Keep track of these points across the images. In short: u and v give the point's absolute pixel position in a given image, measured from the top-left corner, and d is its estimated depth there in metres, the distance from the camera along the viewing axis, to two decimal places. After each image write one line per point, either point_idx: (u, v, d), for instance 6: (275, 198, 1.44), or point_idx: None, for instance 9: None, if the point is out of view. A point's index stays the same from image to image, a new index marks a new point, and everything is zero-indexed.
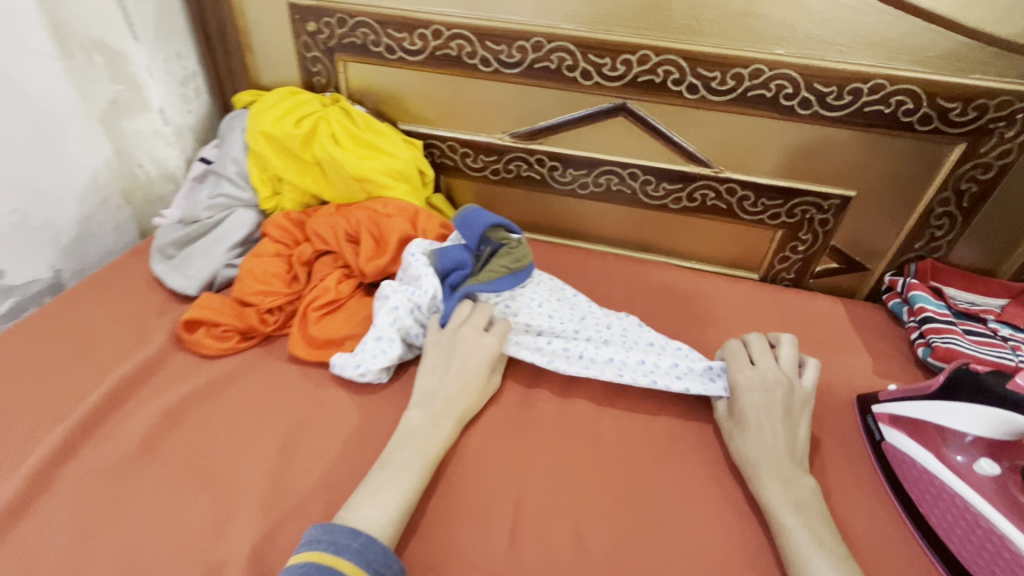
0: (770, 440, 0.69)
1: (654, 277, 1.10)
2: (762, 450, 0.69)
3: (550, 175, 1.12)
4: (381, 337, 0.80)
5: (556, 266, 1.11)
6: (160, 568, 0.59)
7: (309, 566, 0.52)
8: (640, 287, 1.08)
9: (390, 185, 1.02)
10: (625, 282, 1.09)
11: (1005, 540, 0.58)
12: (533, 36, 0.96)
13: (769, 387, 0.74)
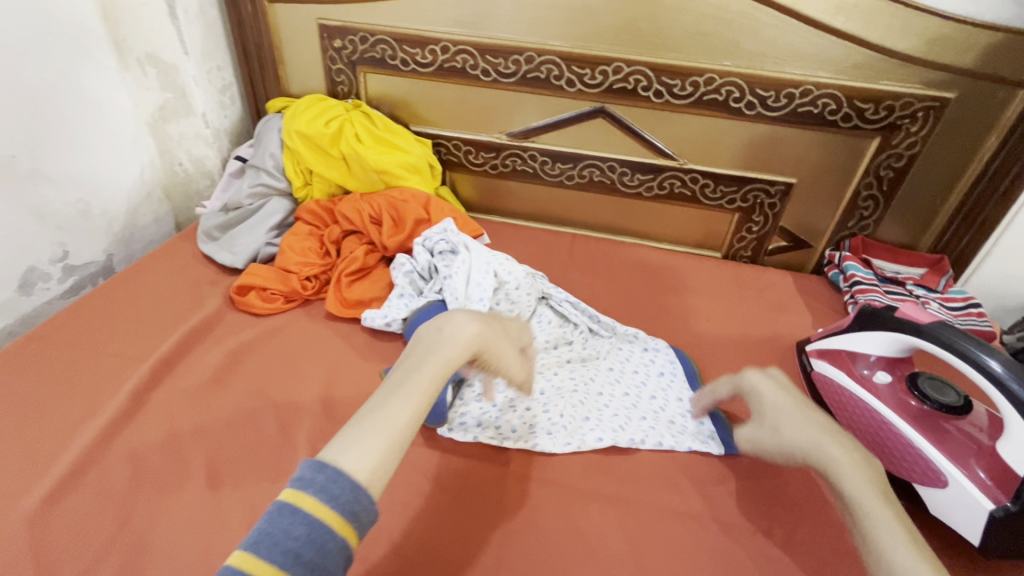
0: (814, 425, 0.69)
1: (632, 255, 1.28)
2: (800, 432, 0.69)
3: (540, 170, 1.31)
4: (402, 295, 0.98)
5: (548, 246, 1.29)
6: (236, 463, 0.75)
7: (284, 502, 0.48)
8: (620, 264, 1.26)
9: (405, 176, 1.20)
10: (607, 259, 1.27)
11: (888, 427, 0.76)
12: (526, 51, 1.15)
13: (801, 394, 0.75)
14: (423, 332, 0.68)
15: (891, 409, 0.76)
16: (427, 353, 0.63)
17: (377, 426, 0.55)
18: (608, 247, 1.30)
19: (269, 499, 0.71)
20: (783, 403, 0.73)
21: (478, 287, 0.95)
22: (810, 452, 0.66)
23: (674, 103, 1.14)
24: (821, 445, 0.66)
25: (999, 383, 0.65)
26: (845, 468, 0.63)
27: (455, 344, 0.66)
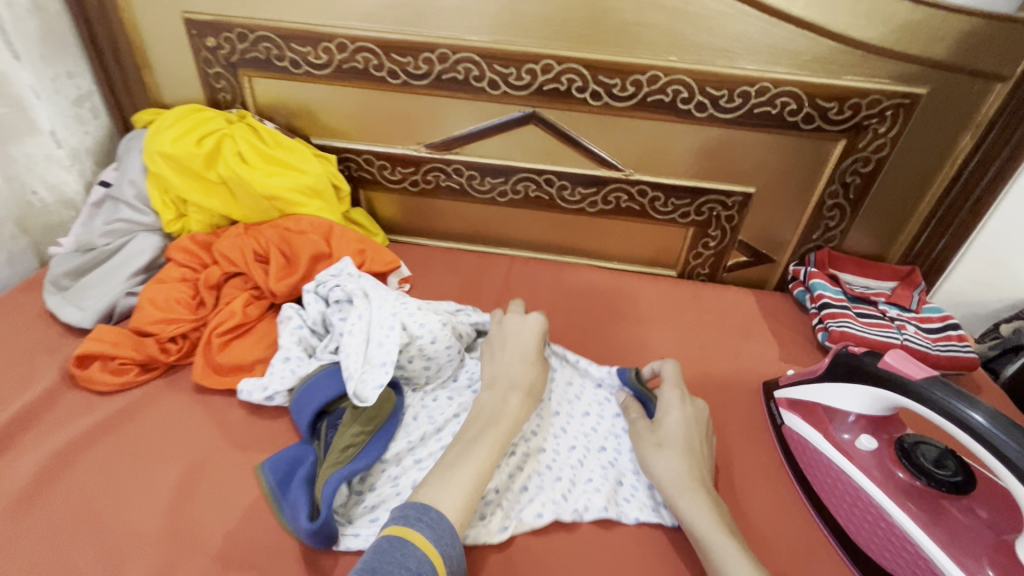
0: (691, 461, 0.69)
1: (577, 278, 1.12)
2: (674, 465, 0.69)
3: (468, 185, 1.13)
4: (289, 358, 0.80)
5: (480, 273, 1.12)
6: None
7: (390, 540, 0.54)
8: (564, 290, 1.09)
9: (301, 202, 1.00)
10: (549, 286, 1.10)
11: (883, 513, 0.64)
12: (438, 48, 0.96)
13: (691, 416, 0.75)
14: (483, 401, 0.73)
15: (880, 489, 0.66)
16: (499, 418, 0.70)
17: (456, 477, 0.61)
18: (550, 271, 1.14)
19: None
20: (677, 433, 0.73)
21: (381, 347, 0.78)
22: (675, 491, 0.67)
23: (613, 105, 0.98)
24: (687, 482, 0.67)
25: (1008, 463, 0.54)
26: (703, 509, 0.64)
27: (513, 410, 0.71)
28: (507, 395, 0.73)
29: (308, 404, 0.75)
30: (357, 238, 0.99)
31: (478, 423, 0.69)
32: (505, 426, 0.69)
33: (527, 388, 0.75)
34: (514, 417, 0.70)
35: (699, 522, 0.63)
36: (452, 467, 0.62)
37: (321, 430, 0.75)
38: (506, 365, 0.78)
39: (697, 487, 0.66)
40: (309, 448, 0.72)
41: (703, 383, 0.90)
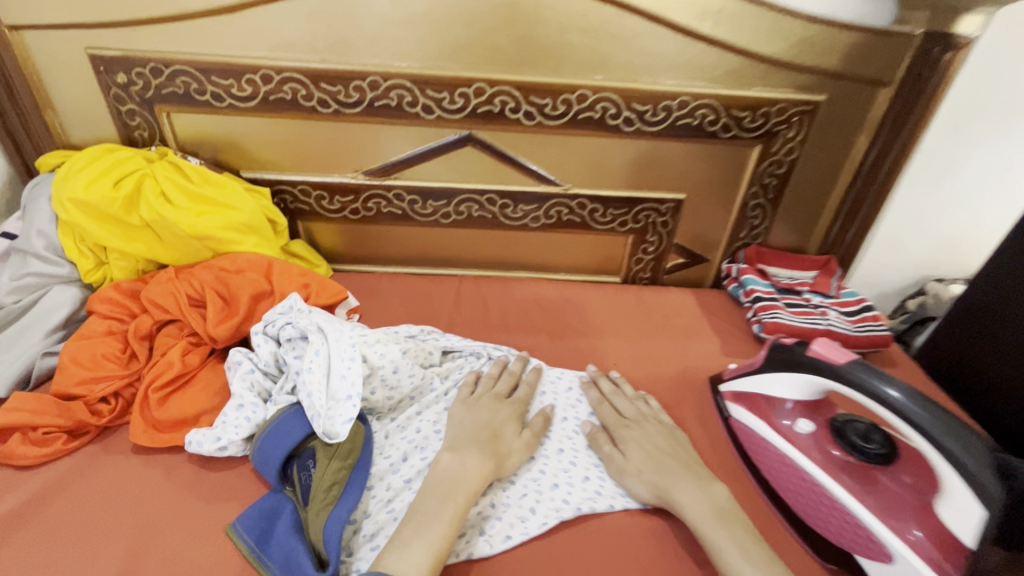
0: (647, 449, 0.78)
1: (527, 292, 1.15)
2: (640, 450, 0.78)
3: (413, 210, 1.13)
4: (242, 406, 0.80)
5: (431, 295, 1.13)
6: None
7: None
8: (514, 304, 1.12)
9: (237, 239, 0.96)
10: (499, 302, 1.12)
11: (825, 489, 0.70)
12: (368, 76, 0.96)
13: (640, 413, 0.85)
14: (441, 466, 0.72)
15: (820, 468, 0.72)
16: (457, 486, 0.69)
17: (423, 533, 0.64)
18: (499, 286, 1.16)
19: None
20: (643, 455, 0.77)
21: (342, 381, 0.81)
22: (636, 474, 0.76)
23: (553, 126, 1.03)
24: (652, 461, 0.76)
25: (930, 436, 0.60)
26: (661, 476, 0.74)
27: (474, 469, 0.72)
28: (501, 423, 0.80)
29: (275, 455, 0.76)
30: (299, 273, 0.99)
31: (432, 496, 0.68)
32: (467, 488, 0.70)
33: (507, 427, 0.80)
34: (473, 475, 0.71)
35: (666, 485, 0.73)
36: (415, 534, 0.63)
37: (291, 475, 0.78)
38: (469, 425, 0.79)
39: (672, 466, 0.75)
40: (283, 497, 0.76)
41: (654, 384, 0.94)
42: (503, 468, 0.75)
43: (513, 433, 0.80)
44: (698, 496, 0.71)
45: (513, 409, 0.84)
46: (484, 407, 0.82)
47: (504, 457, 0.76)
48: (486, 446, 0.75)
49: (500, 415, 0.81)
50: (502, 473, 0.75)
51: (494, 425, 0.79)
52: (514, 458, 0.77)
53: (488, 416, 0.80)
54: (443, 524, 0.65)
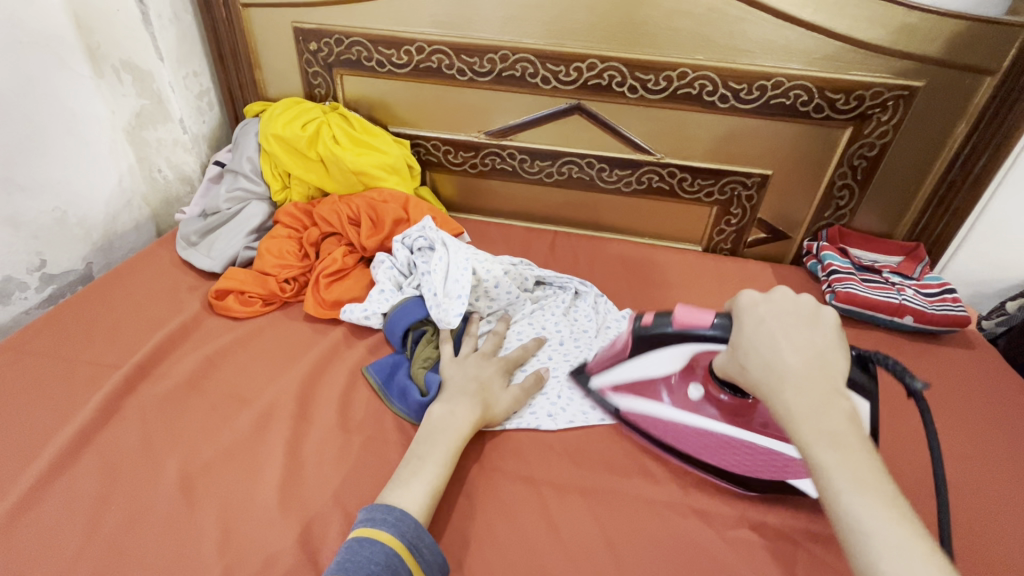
0: (864, 501, 0.44)
1: (978, 405, 0.85)
2: (824, 417, 0.48)
3: (878, 280, 0.99)
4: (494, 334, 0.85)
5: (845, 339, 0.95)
6: (350, 404, 0.74)
7: None
8: (976, 444, 0.80)
9: (659, 224, 1.15)
10: (948, 428, 0.82)
11: None
12: (874, 86, 0.91)
13: (826, 354, 0.53)
14: (431, 416, 0.66)
15: None
16: (445, 434, 0.63)
17: (423, 468, 0.60)
18: (958, 411, 0.85)
19: (379, 443, 0.69)
20: (866, 518, 0.44)
21: (521, 335, 0.86)
22: (807, 436, 0.48)
23: None
24: (834, 436, 0.47)
25: None
26: (856, 470, 0.46)
27: (463, 417, 0.66)
28: (489, 377, 0.73)
29: (393, 341, 0.81)
30: (703, 279, 1.05)
31: (427, 441, 0.63)
32: (457, 435, 0.64)
33: (495, 382, 0.73)
34: (462, 425, 0.65)
35: (842, 480, 0.45)
36: (414, 475, 0.59)
37: (412, 349, 0.80)
38: (459, 376, 0.72)
39: (896, 556, 0.42)
40: (400, 355, 0.79)
41: None
42: (490, 415, 0.70)
43: (501, 389, 0.73)
44: (890, 519, 0.44)
45: (500, 366, 0.76)
46: (475, 362, 0.75)
47: (490, 407, 0.70)
48: (474, 397, 0.69)
49: (489, 372, 0.74)
50: (489, 421, 0.70)
51: (482, 381, 0.72)
52: (502, 411, 0.71)
53: (478, 370, 0.73)
54: (436, 464, 0.61)
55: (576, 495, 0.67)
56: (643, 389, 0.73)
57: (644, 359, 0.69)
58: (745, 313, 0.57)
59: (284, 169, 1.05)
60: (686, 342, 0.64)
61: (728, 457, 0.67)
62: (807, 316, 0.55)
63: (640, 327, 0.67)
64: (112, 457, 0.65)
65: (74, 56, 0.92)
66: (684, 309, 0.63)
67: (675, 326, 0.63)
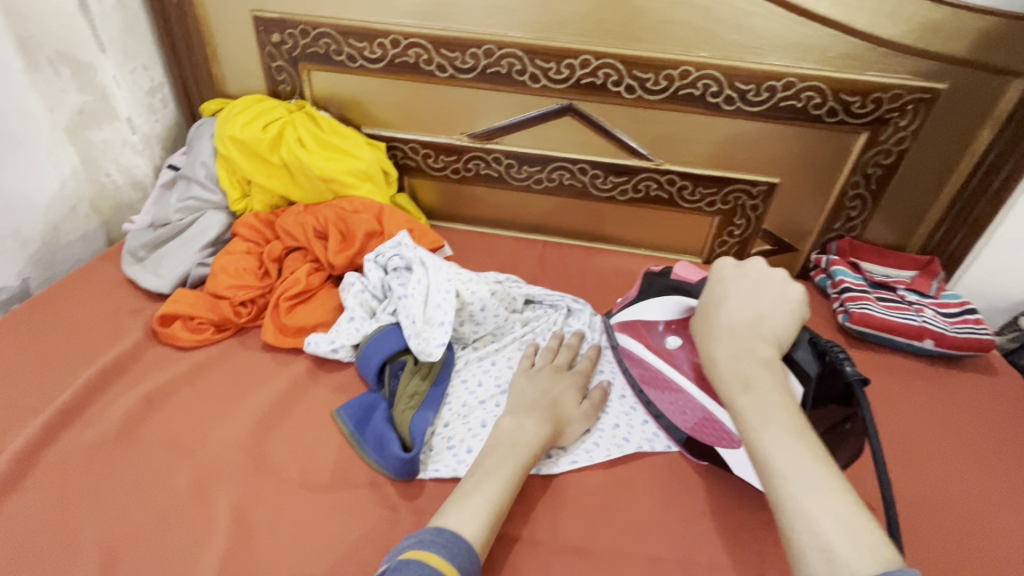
0: (764, 428, 0.51)
1: (1005, 437, 0.79)
2: (740, 366, 0.56)
3: (894, 298, 0.92)
4: (485, 360, 0.76)
5: (859, 363, 0.87)
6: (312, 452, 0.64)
7: None
8: (1008, 483, 0.72)
9: (657, 234, 1.06)
10: (977, 465, 0.75)
11: None
12: (892, 88, 0.83)
13: (769, 314, 0.59)
14: (500, 428, 0.62)
15: None
16: (519, 449, 0.59)
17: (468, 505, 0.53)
18: (985, 442, 0.78)
19: (343, 502, 0.59)
20: (766, 441, 0.50)
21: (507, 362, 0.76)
22: (722, 380, 0.56)
23: None
24: (745, 380, 0.55)
25: None
26: (766, 408, 0.52)
27: (535, 434, 0.61)
28: (562, 391, 0.69)
29: (368, 378, 0.71)
30: None
31: (495, 455, 0.58)
32: (528, 453, 0.59)
33: (568, 396, 0.69)
34: (533, 442, 0.60)
35: (753, 418, 0.52)
36: (478, 488, 0.54)
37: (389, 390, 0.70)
38: (529, 387, 0.68)
39: (786, 469, 0.47)
40: (377, 397, 0.69)
41: None
42: (559, 433, 0.65)
43: (574, 403, 0.68)
44: (794, 446, 0.49)
45: (574, 381, 0.71)
46: (548, 374, 0.70)
47: (562, 423, 0.65)
48: (547, 412, 0.64)
49: (562, 386, 0.69)
50: (557, 439, 0.65)
51: (554, 397, 0.67)
52: (574, 430, 0.67)
53: (549, 383, 0.69)
54: (501, 482, 0.55)
55: (572, 559, 0.58)
56: (637, 333, 0.74)
57: (644, 303, 0.73)
58: (713, 278, 0.64)
59: (243, 175, 0.94)
60: (673, 294, 0.69)
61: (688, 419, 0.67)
62: (765, 286, 0.61)
63: (648, 273, 0.74)
64: (25, 526, 0.55)
65: (1, 48, 0.80)
66: (684, 266, 0.70)
67: (670, 278, 0.70)
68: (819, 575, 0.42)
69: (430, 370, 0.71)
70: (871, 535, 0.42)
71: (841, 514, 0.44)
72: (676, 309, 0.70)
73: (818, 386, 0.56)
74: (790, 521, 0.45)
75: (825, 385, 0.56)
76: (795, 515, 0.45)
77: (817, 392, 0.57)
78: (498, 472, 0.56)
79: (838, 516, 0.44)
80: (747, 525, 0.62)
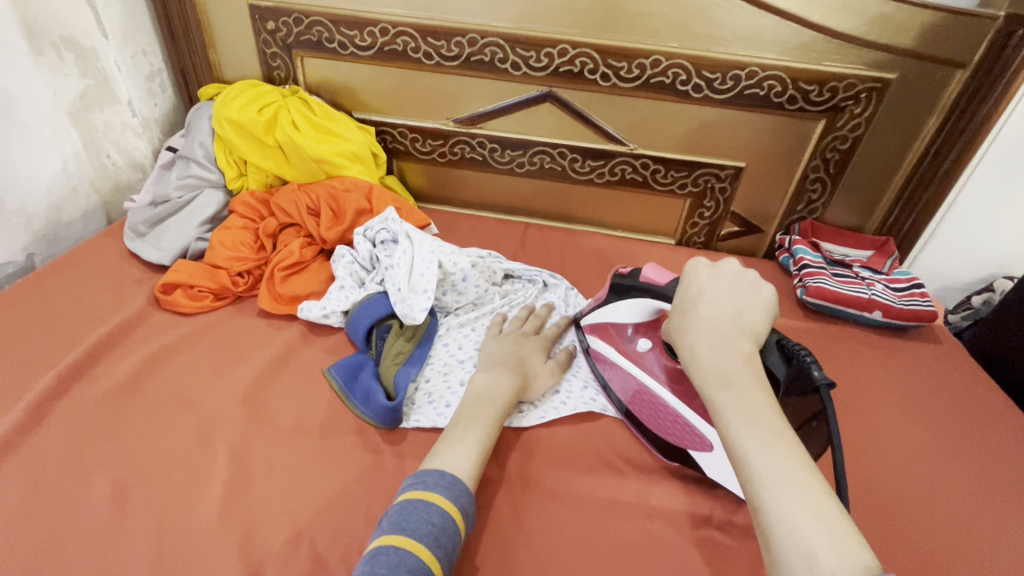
0: (744, 424, 0.51)
1: (945, 400, 0.85)
2: (720, 364, 0.56)
3: (849, 275, 0.98)
4: (465, 327, 0.82)
5: (815, 334, 0.94)
6: (304, 405, 0.70)
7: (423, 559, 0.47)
8: (942, 439, 0.79)
9: (632, 215, 1.13)
10: (915, 423, 0.82)
11: None
12: (847, 78, 0.90)
13: (746, 311, 0.60)
14: (474, 384, 0.68)
15: None
16: (490, 399, 0.65)
17: (452, 446, 0.59)
18: (925, 404, 0.85)
19: (332, 448, 0.65)
20: (746, 440, 0.50)
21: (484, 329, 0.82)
22: (704, 379, 0.56)
23: None
24: (726, 376, 0.55)
25: None
26: (746, 406, 0.52)
27: (505, 386, 0.68)
28: (529, 352, 0.75)
29: (356, 341, 0.77)
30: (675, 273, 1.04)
31: (473, 404, 0.65)
32: (501, 400, 0.66)
33: (534, 356, 0.75)
34: (505, 394, 0.67)
35: (733, 416, 0.52)
36: (466, 432, 0.60)
37: (377, 352, 0.76)
38: (501, 349, 0.74)
39: (767, 470, 0.47)
40: (365, 357, 0.75)
41: None
42: (526, 386, 0.71)
43: (540, 361, 0.75)
44: (773, 444, 0.49)
45: (539, 343, 0.78)
46: (515, 339, 0.77)
47: (530, 379, 0.72)
48: (517, 368, 0.71)
49: (528, 347, 0.76)
50: (526, 392, 0.72)
51: (522, 355, 0.74)
52: (539, 385, 0.73)
53: (517, 346, 0.75)
54: (483, 426, 0.62)
55: (540, 498, 0.65)
56: (609, 338, 0.76)
57: (616, 307, 0.74)
58: (688, 275, 0.65)
59: (239, 156, 0.99)
60: (644, 297, 0.71)
61: (662, 424, 0.69)
62: (741, 283, 0.62)
63: (617, 276, 0.75)
64: (40, 465, 0.60)
65: (10, 31, 0.85)
66: (653, 268, 0.73)
67: (640, 280, 0.72)
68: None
69: (414, 334, 0.77)
70: (845, 531, 0.43)
71: (821, 513, 0.44)
72: (646, 312, 0.72)
73: (788, 386, 0.59)
74: (772, 522, 0.45)
75: (794, 386, 0.59)
76: (776, 516, 0.45)
77: (786, 391, 0.60)
78: (471, 419, 0.62)
79: (819, 516, 0.44)
80: (700, 470, 0.69)
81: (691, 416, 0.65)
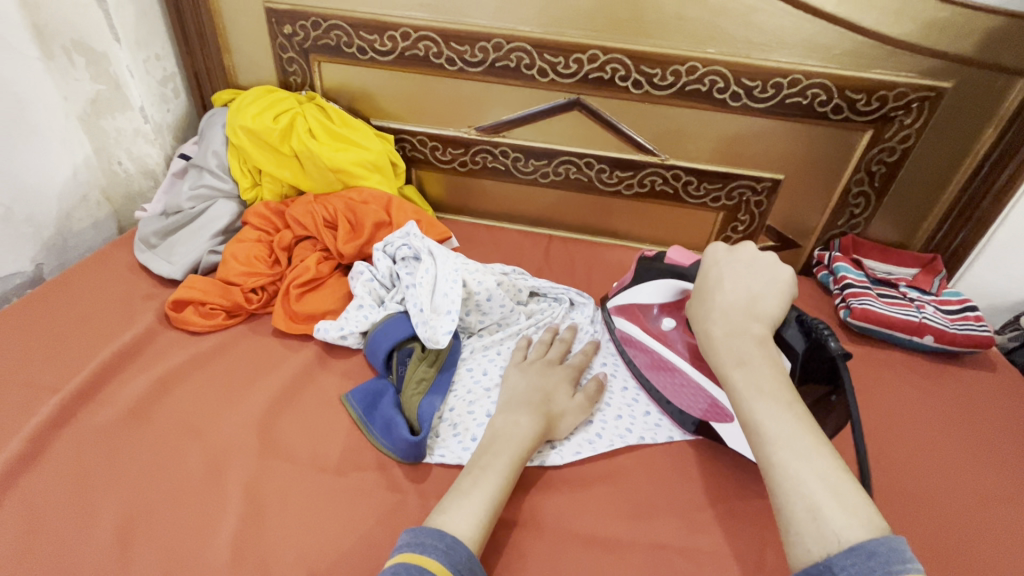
0: (754, 396, 0.49)
1: (1004, 433, 0.79)
2: (733, 344, 0.54)
3: (895, 295, 0.93)
4: (489, 350, 0.78)
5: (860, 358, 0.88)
6: (322, 435, 0.65)
7: None
8: (1005, 476, 0.73)
9: (660, 229, 1.08)
10: (974, 458, 0.75)
11: None
12: (896, 87, 0.84)
13: (763, 296, 0.58)
14: (494, 425, 0.63)
15: None
16: (512, 443, 0.60)
17: (473, 496, 0.54)
18: (983, 438, 0.78)
19: (351, 484, 0.60)
20: (756, 411, 0.48)
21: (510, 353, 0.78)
22: (717, 357, 0.55)
23: None
24: (738, 355, 0.53)
25: None
26: (757, 380, 0.50)
27: (527, 427, 0.63)
28: (555, 387, 0.70)
29: (375, 365, 0.73)
30: None
31: (490, 450, 0.60)
32: (523, 446, 0.61)
33: (561, 390, 0.70)
34: (528, 435, 0.62)
35: (745, 390, 0.50)
36: (475, 485, 0.55)
37: (396, 376, 0.72)
38: (525, 384, 0.69)
39: (776, 437, 0.46)
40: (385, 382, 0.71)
41: None
42: (554, 423, 0.67)
43: (568, 396, 0.70)
44: (784, 414, 0.47)
45: (567, 374, 0.73)
46: (540, 369, 0.72)
47: (558, 415, 0.67)
48: (541, 407, 0.66)
49: (555, 380, 0.71)
50: (554, 429, 0.67)
51: (547, 391, 0.69)
52: (569, 422, 0.68)
53: (543, 379, 0.70)
54: (498, 474, 0.57)
55: (573, 543, 0.60)
56: (633, 317, 0.77)
57: (640, 288, 0.76)
58: (708, 261, 0.64)
59: (254, 165, 0.95)
60: (666, 277, 0.73)
61: (682, 396, 0.70)
62: (760, 266, 0.60)
63: (643, 260, 0.79)
64: (42, 500, 0.57)
65: (19, 36, 0.81)
66: (677, 250, 0.75)
67: (664, 262, 0.74)
68: (804, 532, 0.41)
69: (436, 359, 0.73)
70: (858, 500, 0.41)
71: (829, 477, 0.43)
72: (669, 292, 0.73)
73: (806, 362, 0.57)
74: (781, 487, 0.44)
75: (812, 360, 0.57)
76: (786, 483, 0.43)
77: (804, 368, 0.58)
78: (499, 463, 0.58)
79: (826, 479, 0.42)
80: (748, 514, 0.63)
81: (709, 386, 0.67)
